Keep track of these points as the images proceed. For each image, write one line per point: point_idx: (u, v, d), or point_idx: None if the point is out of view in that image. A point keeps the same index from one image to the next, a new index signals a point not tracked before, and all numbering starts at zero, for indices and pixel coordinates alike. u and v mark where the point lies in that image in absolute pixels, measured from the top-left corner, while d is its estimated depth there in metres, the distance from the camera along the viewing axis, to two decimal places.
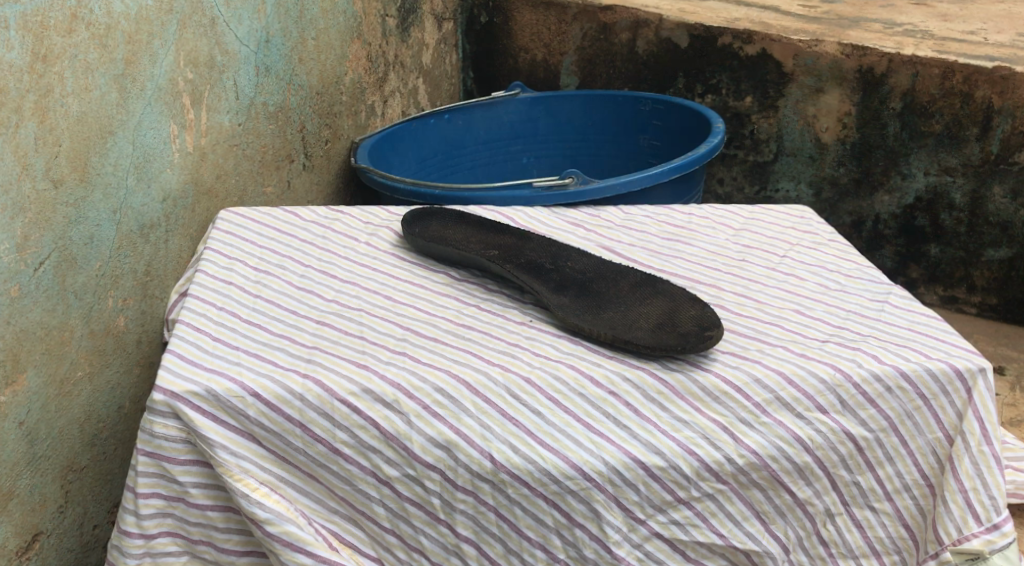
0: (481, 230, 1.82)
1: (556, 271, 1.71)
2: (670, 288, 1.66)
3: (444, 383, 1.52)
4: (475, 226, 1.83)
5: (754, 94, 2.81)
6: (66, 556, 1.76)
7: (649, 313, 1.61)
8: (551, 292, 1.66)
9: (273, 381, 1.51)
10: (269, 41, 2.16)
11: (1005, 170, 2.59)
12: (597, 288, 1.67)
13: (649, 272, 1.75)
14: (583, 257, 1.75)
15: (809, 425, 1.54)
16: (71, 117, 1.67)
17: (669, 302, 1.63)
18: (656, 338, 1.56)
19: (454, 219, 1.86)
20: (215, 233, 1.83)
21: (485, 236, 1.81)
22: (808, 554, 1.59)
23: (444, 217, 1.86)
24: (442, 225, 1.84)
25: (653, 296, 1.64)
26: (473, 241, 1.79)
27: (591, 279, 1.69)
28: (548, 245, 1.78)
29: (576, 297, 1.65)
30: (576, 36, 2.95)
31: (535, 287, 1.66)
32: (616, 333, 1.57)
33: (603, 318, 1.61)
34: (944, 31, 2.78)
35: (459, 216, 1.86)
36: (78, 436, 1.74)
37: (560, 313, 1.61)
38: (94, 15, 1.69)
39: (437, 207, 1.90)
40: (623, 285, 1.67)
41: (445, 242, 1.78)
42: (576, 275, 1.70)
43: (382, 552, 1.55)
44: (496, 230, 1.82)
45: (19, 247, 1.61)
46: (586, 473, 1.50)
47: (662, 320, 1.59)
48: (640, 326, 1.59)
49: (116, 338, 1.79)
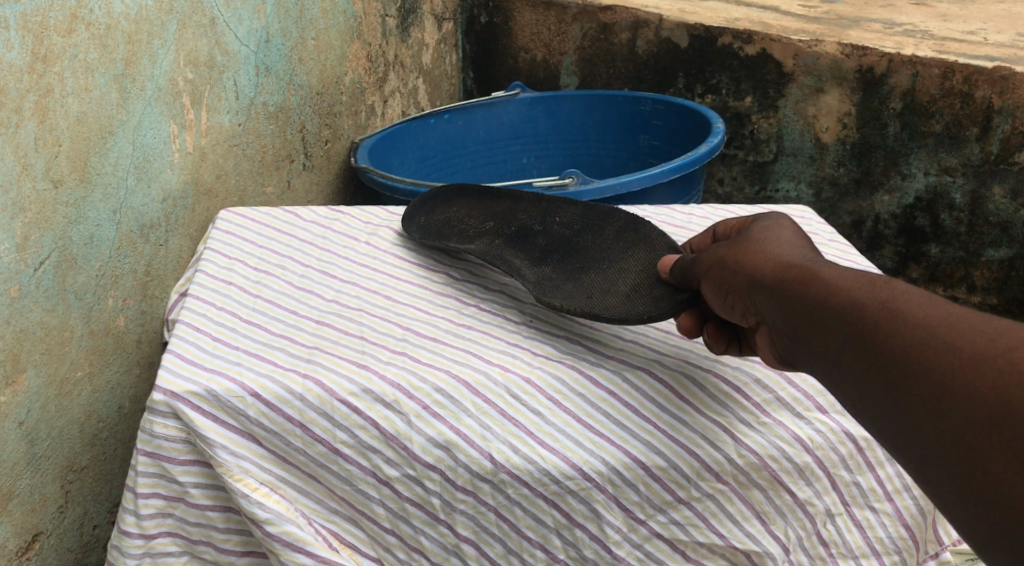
0: (479, 197, 1.88)
1: (543, 233, 1.76)
2: (655, 236, 1.71)
3: (444, 383, 1.52)
4: (464, 208, 1.87)
5: (754, 94, 2.81)
6: (66, 556, 1.76)
7: (631, 275, 1.65)
8: (535, 264, 1.70)
9: (273, 381, 1.51)
10: (269, 40, 2.15)
11: (1005, 170, 2.61)
12: (581, 248, 1.72)
13: (633, 215, 1.77)
14: (570, 208, 1.80)
15: (809, 425, 1.55)
16: (71, 117, 1.67)
17: (646, 262, 1.67)
18: (632, 303, 1.60)
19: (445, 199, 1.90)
20: (215, 233, 1.82)
21: (480, 206, 1.86)
22: (808, 554, 1.56)
23: (443, 187, 1.92)
24: (445, 200, 1.90)
25: (635, 254, 1.69)
26: (472, 214, 1.85)
27: (578, 244, 1.73)
28: (539, 200, 1.83)
29: (557, 265, 1.69)
30: (577, 36, 2.95)
31: (512, 259, 1.72)
32: (592, 301, 1.61)
33: (581, 283, 1.64)
34: (944, 31, 2.78)
35: (457, 188, 1.92)
36: (77, 437, 1.74)
37: (544, 283, 1.65)
38: (94, 15, 1.69)
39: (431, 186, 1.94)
40: (608, 247, 1.71)
41: (442, 219, 1.85)
42: (563, 242, 1.74)
43: (382, 552, 1.55)
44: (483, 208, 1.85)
45: (19, 247, 1.61)
46: (586, 473, 1.50)
47: (639, 283, 1.63)
48: (618, 290, 1.62)
49: (116, 338, 1.79)
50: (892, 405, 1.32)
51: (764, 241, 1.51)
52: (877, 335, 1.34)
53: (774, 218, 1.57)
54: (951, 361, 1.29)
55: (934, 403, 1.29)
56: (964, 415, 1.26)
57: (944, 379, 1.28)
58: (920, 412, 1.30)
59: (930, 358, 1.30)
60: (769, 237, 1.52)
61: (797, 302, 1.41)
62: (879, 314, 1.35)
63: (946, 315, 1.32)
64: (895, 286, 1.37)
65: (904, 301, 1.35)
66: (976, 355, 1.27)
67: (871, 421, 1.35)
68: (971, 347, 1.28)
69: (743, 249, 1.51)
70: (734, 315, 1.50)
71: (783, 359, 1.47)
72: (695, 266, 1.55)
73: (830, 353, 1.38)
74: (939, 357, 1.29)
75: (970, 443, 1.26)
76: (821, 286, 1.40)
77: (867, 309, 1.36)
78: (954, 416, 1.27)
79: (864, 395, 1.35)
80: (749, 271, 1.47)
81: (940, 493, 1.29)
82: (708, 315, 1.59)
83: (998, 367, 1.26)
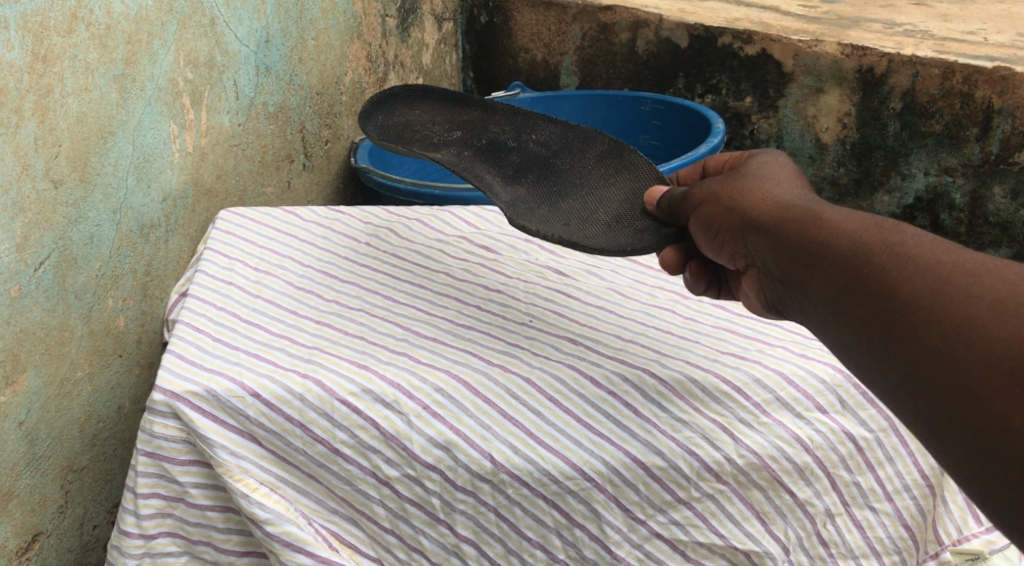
0: (448, 107, 1.93)
1: (516, 151, 1.82)
2: (637, 165, 1.75)
3: (444, 383, 1.53)
4: (444, 121, 1.91)
5: (754, 94, 2.81)
6: (66, 556, 1.76)
7: (611, 205, 1.70)
8: (511, 184, 1.76)
9: (273, 381, 1.52)
10: (269, 40, 2.15)
11: (1005, 170, 2.62)
12: (559, 172, 1.77)
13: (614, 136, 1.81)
14: (547, 124, 1.84)
15: (809, 425, 1.54)
16: (71, 117, 1.67)
17: (625, 194, 1.72)
18: (609, 229, 1.66)
19: (427, 108, 1.95)
20: (215, 233, 1.81)
21: (460, 120, 1.90)
22: (808, 554, 1.56)
23: (422, 96, 1.96)
24: (426, 109, 1.95)
25: (616, 184, 1.74)
26: (438, 122, 1.91)
27: (556, 168, 1.78)
28: (512, 113, 1.88)
29: (533, 186, 1.75)
30: (576, 36, 2.95)
31: (485, 175, 1.78)
32: (567, 222, 1.67)
33: (559, 209, 1.70)
34: (944, 31, 2.78)
35: (436, 98, 1.96)
36: (77, 437, 1.74)
37: (519, 201, 1.72)
38: (94, 15, 1.69)
39: (412, 92, 1.96)
40: (588, 173, 1.76)
41: (410, 128, 1.90)
42: (541, 165, 1.79)
43: (382, 552, 1.55)
44: (462, 123, 1.89)
45: (19, 246, 1.61)
46: (586, 473, 1.50)
47: (620, 215, 1.68)
48: (598, 220, 1.68)
49: (116, 338, 1.79)
50: (894, 351, 1.30)
51: (764, 187, 1.50)
52: (883, 277, 1.32)
53: (778, 158, 1.57)
54: (968, 308, 1.25)
55: (946, 351, 1.25)
56: (979, 363, 1.23)
57: (950, 325, 1.26)
58: (930, 361, 1.26)
59: (943, 306, 1.27)
60: (769, 182, 1.51)
61: (797, 243, 1.41)
62: (883, 256, 1.33)
63: (961, 262, 1.29)
64: (906, 231, 1.34)
65: (915, 246, 1.32)
66: (995, 302, 1.24)
67: (867, 368, 1.33)
68: (987, 294, 1.25)
69: (742, 193, 1.51)
70: (720, 256, 1.55)
71: (785, 307, 1.46)
72: (685, 204, 1.58)
73: (838, 301, 1.35)
74: (954, 305, 1.26)
75: (983, 392, 1.22)
76: (828, 233, 1.38)
77: (877, 256, 1.33)
78: (965, 364, 1.24)
79: (866, 341, 1.33)
80: (745, 212, 1.49)
81: (942, 446, 1.26)
82: (692, 251, 1.66)
83: (1011, 315, 1.23)
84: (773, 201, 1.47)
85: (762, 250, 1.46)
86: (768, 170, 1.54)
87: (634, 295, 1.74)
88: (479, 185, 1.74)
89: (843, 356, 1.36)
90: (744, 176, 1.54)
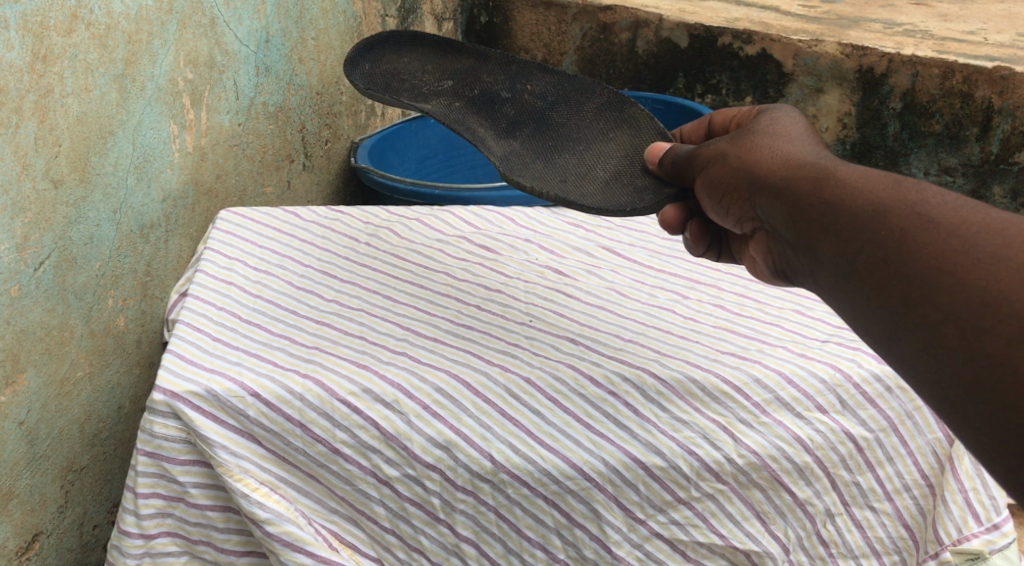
0: (438, 54, 1.92)
1: (509, 104, 1.82)
2: (637, 119, 1.76)
3: (444, 383, 1.53)
4: (433, 70, 1.90)
5: (754, 94, 2.82)
6: (66, 556, 1.76)
7: (609, 161, 1.72)
8: (507, 139, 1.76)
9: (273, 381, 1.52)
10: (269, 40, 2.15)
11: (1005, 170, 2.63)
12: (556, 128, 1.78)
13: (609, 87, 1.81)
14: (542, 76, 1.84)
15: (809, 425, 1.54)
16: (71, 117, 1.67)
17: (623, 150, 1.73)
18: (608, 187, 1.67)
19: (417, 55, 1.93)
20: (215, 233, 1.81)
21: (449, 70, 1.89)
22: (808, 553, 1.57)
23: (410, 42, 1.94)
24: (416, 56, 1.93)
25: (615, 139, 1.75)
26: (428, 70, 1.90)
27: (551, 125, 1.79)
28: (505, 62, 1.87)
29: (528, 143, 1.76)
30: (576, 36, 2.93)
31: (476, 127, 1.77)
32: (565, 179, 1.68)
33: (555, 164, 1.71)
34: (943, 31, 2.78)
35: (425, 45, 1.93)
36: (77, 437, 1.74)
37: (514, 157, 1.72)
38: (94, 15, 1.69)
39: (401, 36, 1.94)
40: (585, 128, 1.78)
41: (397, 76, 1.88)
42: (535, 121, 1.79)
43: (382, 551, 1.55)
44: (452, 74, 1.88)
45: (19, 247, 1.61)
46: (586, 474, 1.50)
47: (619, 171, 1.70)
48: (596, 177, 1.69)
49: (116, 338, 1.79)
50: (909, 312, 1.27)
51: (776, 145, 1.49)
52: (903, 236, 1.29)
53: (792, 117, 1.56)
54: (990, 269, 1.22)
55: (968, 317, 1.22)
56: (1006, 331, 1.19)
57: (969, 285, 1.23)
58: (947, 322, 1.24)
59: (965, 270, 1.24)
60: (780, 140, 1.50)
61: (813, 202, 1.39)
62: (902, 217, 1.30)
63: (984, 225, 1.26)
64: (927, 190, 1.31)
65: (938, 205, 1.29)
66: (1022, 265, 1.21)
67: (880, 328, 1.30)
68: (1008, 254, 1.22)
69: (756, 153, 1.50)
70: (724, 216, 1.56)
71: (797, 273, 1.44)
72: (691, 165, 1.59)
73: (853, 266, 1.33)
74: (977, 269, 1.23)
75: (1002, 354, 1.19)
76: (846, 193, 1.36)
77: (896, 218, 1.31)
78: (984, 324, 1.21)
79: (880, 300, 1.30)
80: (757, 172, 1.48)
81: (954, 408, 1.23)
82: (695, 210, 1.67)
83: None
84: (786, 160, 1.46)
85: (773, 211, 1.45)
86: (782, 129, 1.53)
87: (635, 295, 1.74)
88: (472, 137, 1.74)
89: (855, 321, 1.33)
90: (754, 133, 1.54)
